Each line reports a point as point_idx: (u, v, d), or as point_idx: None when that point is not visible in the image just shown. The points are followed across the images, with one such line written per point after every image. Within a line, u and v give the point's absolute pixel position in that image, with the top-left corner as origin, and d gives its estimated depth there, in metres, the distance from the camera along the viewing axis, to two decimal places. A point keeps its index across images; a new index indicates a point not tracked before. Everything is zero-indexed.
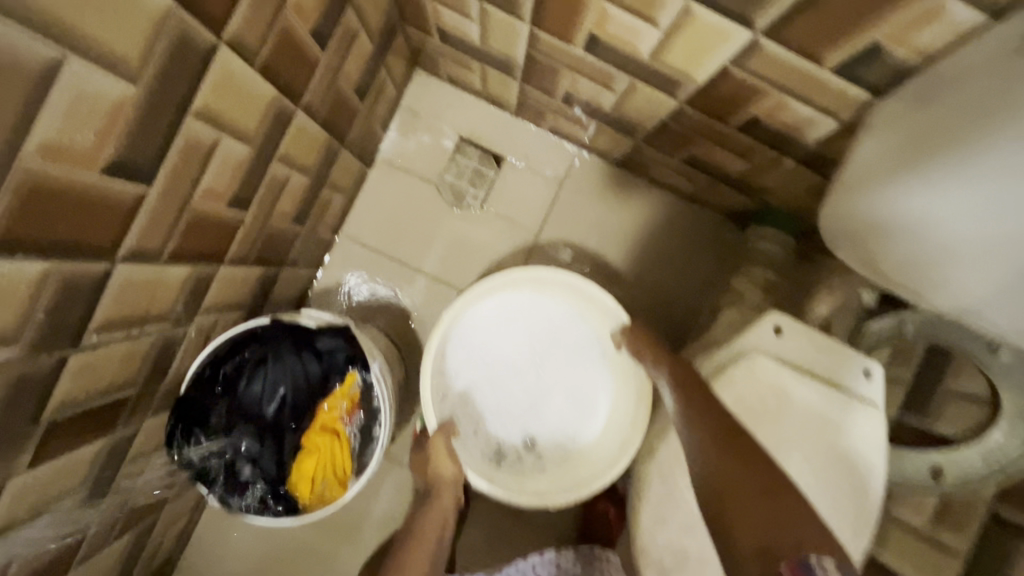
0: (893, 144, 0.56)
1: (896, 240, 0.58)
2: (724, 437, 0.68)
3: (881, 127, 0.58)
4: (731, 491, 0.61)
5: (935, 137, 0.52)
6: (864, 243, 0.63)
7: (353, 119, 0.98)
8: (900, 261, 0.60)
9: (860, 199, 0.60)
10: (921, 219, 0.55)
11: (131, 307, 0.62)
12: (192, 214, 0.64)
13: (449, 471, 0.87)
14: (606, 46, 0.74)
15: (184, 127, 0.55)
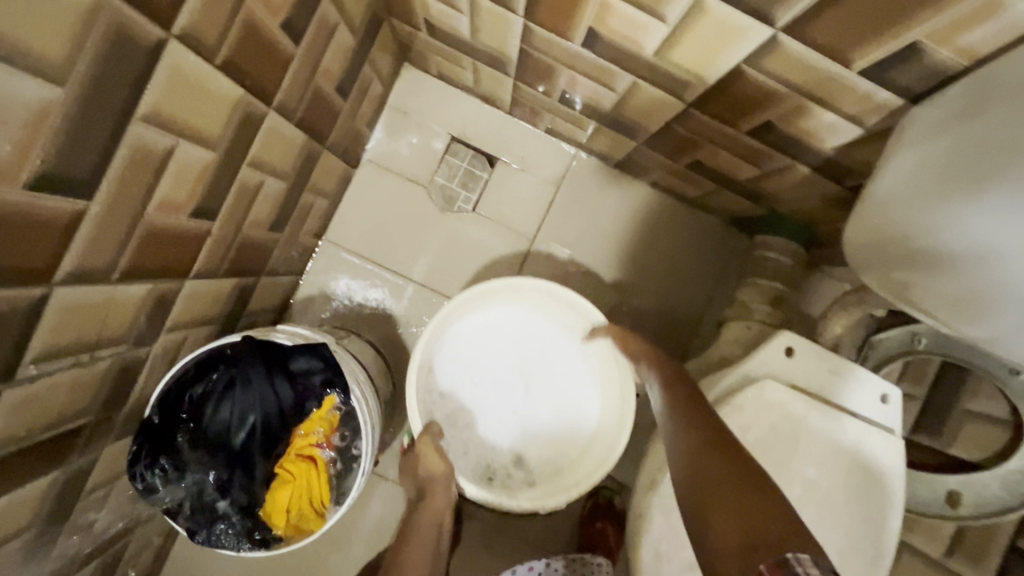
0: (939, 160, 0.50)
1: (927, 266, 0.53)
2: (702, 436, 0.62)
3: (926, 140, 0.51)
4: (710, 492, 0.55)
5: (987, 157, 0.45)
6: (894, 264, 0.57)
7: (335, 118, 0.92)
8: (940, 297, 0.54)
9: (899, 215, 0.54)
10: (962, 248, 0.49)
11: (78, 331, 0.56)
12: (147, 227, 0.58)
13: (438, 468, 0.81)
14: (607, 42, 0.67)
15: (129, 134, 0.49)
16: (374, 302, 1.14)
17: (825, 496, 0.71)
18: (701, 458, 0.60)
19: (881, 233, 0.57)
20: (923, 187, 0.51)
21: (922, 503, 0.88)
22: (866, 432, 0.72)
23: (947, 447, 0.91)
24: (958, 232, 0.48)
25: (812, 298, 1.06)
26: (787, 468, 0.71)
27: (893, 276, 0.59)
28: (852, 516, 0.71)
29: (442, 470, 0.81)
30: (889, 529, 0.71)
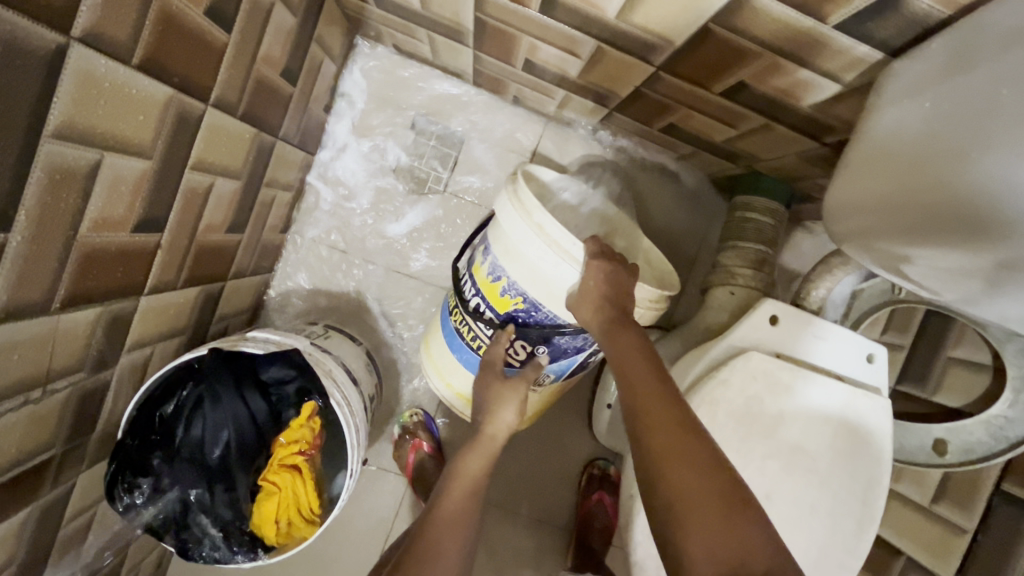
0: (920, 111, 0.46)
1: (899, 217, 0.49)
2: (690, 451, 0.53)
3: (908, 91, 0.47)
4: (691, 503, 0.50)
5: (973, 103, 0.41)
6: (871, 220, 0.54)
7: (285, 106, 0.86)
8: (925, 267, 0.50)
9: (881, 169, 0.51)
10: (941, 203, 0.44)
11: (23, 367, 0.52)
12: (84, 249, 0.54)
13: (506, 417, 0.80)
14: (565, 6, 0.62)
15: (41, 155, 0.45)
16: (351, 294, 1.11)
17: (812, 461, 0.71)
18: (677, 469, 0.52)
19: (863, 198, 0.54)
20: (898, 150, 0.48)
21: (910, 452, 0.90)
22: (853, 393, 0.71)
23: (931, 397, 0.91)
24: (936, 183, 0.44)
25: (795, 256, 1.05)
26: (777, 436, 0.71)
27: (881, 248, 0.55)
28: (839, 478, 0.71)
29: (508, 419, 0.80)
30: (877, 486, 0.71)
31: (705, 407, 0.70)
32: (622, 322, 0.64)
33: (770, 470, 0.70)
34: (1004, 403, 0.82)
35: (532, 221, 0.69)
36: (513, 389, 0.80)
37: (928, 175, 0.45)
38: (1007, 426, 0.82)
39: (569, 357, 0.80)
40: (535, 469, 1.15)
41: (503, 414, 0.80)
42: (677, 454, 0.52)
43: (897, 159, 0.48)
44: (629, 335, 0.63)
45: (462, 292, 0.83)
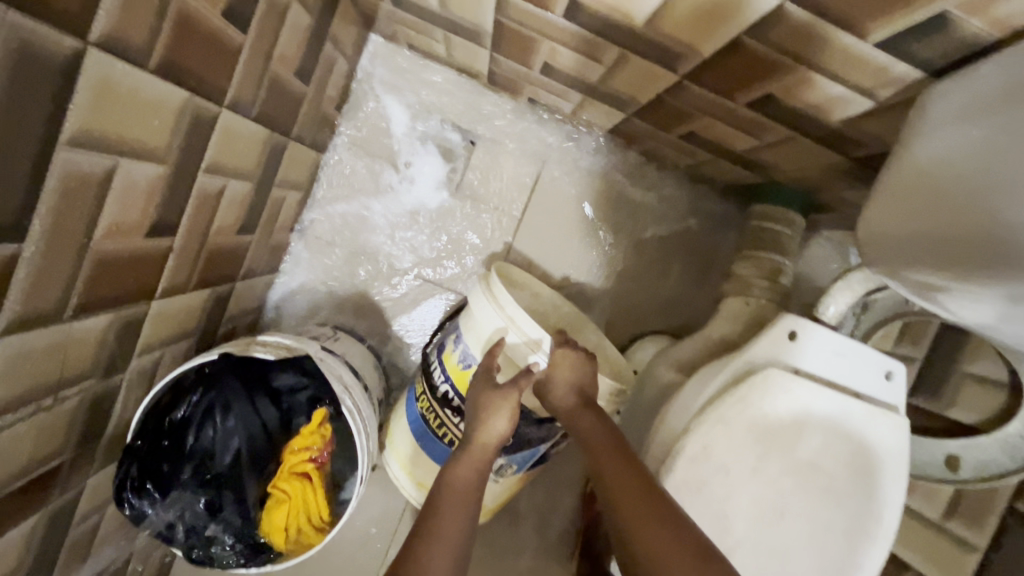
0: (968, 141, 0.45)
1: (939, 250, 0.47)
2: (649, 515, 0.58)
3: (951, 121, 0.46)
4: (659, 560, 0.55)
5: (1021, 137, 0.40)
6: (907, 252, 0.52)
7: (298, 106, 0.84)
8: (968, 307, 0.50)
9: (920, 200, 0.50)
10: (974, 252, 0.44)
11: (36, 375, 0.52)
12: (97, 256, 0.53)
13: (500, 426, 0.71)
14: (591, 13, 0.61)
15: (57, 161, 0.43)
16: (360, 296, 1.09)
17: (830, 477, 0.70)
18: (643, 527, 0.57)
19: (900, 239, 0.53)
20: (924, 192, 0.49)
21: (921, 466, 0.89)
22: (874, 411, 0.70)
23: (945, 410, 0.91)
24: (967, 224, 0.44)
25: (810, 265, 1.03)
26: (791, 452, 0.70)
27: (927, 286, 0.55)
28: (854, 497, 0.70)
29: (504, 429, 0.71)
30: (893, 507, 0.70)
31: (724, 423, 0.69)
32: (585, 404, 0.70)
33: (783, 487, 0.70)
34: (1019, 422, 0.81)
35: (506, 314, 0.77)
36: (506, 396, 0.72)
37: (973, 206, 0.43)
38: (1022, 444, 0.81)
39: (534, 445, 0.82)
40: (544, 478, 1.13)
41: (494, 423, 0.71)
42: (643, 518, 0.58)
43: (938, 191, 0.47)
44: (590, 417, 0.68)
45: (432, 377, 0.86)
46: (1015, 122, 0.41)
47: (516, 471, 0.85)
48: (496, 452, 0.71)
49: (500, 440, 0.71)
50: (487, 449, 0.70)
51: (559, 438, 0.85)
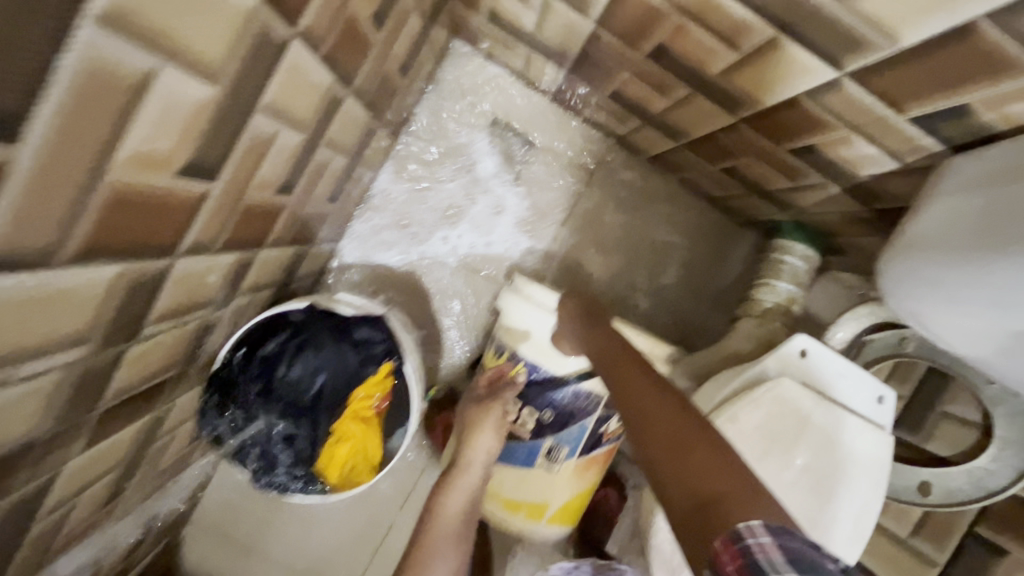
0: (960, 217, 0.56)
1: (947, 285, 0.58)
2: (662, 403, 0.63)
3: (949, 198, 0.58)
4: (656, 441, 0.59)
5: (1000, 221, 0.52)
6: (909, 286, 0.64)
7: (393, 96, 0.95)
8: (951, 334, 0.63)
9: (915, 255, 0.62)
10: (980, 240, 0.54)
11: (183, 295, 0.61)
12: (246, 202, 0.63)
13: (485, 443, 0.92)
14: (674, 58, 0.72)
15: (251, 122, 0.53)
16: (409, 274, 1.19)
17: (829, 478, 0.80)
18: (647, 420, 0.62)
19: (906, 280, 0.63)
20: (914, 239, 0.63)
21: (896, 489, 0.98)
22: (867, 422, 0.81)
23: (925, 443, 1.02)
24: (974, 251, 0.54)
25: (818, 301, 1.15)
26: (793, 453, 0.80)
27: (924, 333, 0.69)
28: (841, 498, 0.80)
29: (492, 447, 0.92)
30: (871, 510, 0.81)
31: (735, 422, 0.80)
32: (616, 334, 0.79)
33: (782, 483, 0.79)
34: (989, 456, 0.91)
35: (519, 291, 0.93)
36: (488, 412, 0.93)
37: (982, 249, 0.53)
38: (987, 476, 0.91)
39: (576, 420, 0.94)
40: None
41: (482, 442, 0.92)
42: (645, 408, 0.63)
43: (931, 253, 0.59)
44: (613, 338, 0.77)
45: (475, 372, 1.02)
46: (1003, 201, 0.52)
47: (569, 454, 0.95)
48: (485, 463, 0.92)
49: (488, 453, 0.92)
50: (472, 464, 0.91)
51: (603, 415, 0.95)
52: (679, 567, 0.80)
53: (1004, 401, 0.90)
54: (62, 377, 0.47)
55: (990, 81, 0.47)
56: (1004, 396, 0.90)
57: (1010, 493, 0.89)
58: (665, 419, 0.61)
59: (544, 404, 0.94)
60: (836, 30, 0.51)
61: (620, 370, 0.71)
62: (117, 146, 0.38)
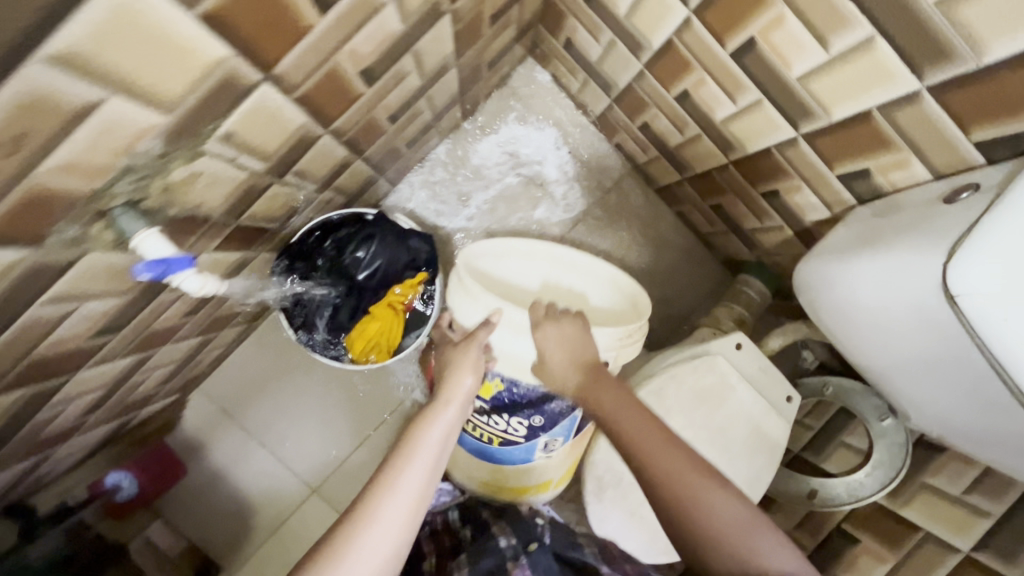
0: (866, 233, 0.77)
1: (862, 287, 0.74)
2: (682, 473, 0.75)
3: (868, 222, 0.79)
4: (695, 513, 0.73)
5: (891, 231, 0.72)
6: (830, 284, 0.79)
7: (476, 81, 1.21)
8: (853, 332, 0.82)
9: (835, 259, 0.79)
10: (881, 241, 0.72)
11: (311, 165, 0.84)
12: (372, 114, 0.87)
13: (467, 383, 0.87)
14: (692, 102, 0.98)
15: (404, 58, 0.78)
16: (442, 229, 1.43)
17: (735, 442, 1.03)
18: (678, 495, 0.74)
19: (828, 278, 0.80)
20: (833, 246, 0.81)
21: (790, 495, 1.18)
22: (773, 408, 1.05)
23: (820, 463, 1.24)
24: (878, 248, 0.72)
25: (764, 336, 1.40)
26: (712, 416, 1.03)
27: (835, 330, 0.85)
28: (740, 462, 1.03)
29: (468, 386, 0.86)
30: (760, 477, 1.03)
31: (673, 378, 1.04)
32: (604, 381, 0.86)
33: (698, 437, 1.02)
34: (863, 472, 1.12)
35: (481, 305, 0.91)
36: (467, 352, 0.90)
37: (886, 253, 0.70)
38: (859, 487, 1.12)
39: (567, 417, 0.99)
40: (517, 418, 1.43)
41: (461, 379, 0.87)
42: (671, 478, 0.75)
43: (846, 254, 0.77)
44: (607, 386, 0.85)
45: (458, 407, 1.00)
46: (901, 221, 0.71)
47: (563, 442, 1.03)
48: (462, 404, 0.84)
49: (465, 392, 0.86)
50: (451, 403, 0.83)
51: None
52: (607, 484, 1.01)
53: (888, 434, 1.13)
54: (246, 181, 0.69)
55: (883, 153, 0.73)
56: (889, 430, 1.13)
57: (873, 500, 1.11)
58: (698, 497, 0.73)
59: (535, 413, 0.98)
60: (797, 101, 0.77)
61: (627, 435, 0.80)
62: (348, 42, 0.62)
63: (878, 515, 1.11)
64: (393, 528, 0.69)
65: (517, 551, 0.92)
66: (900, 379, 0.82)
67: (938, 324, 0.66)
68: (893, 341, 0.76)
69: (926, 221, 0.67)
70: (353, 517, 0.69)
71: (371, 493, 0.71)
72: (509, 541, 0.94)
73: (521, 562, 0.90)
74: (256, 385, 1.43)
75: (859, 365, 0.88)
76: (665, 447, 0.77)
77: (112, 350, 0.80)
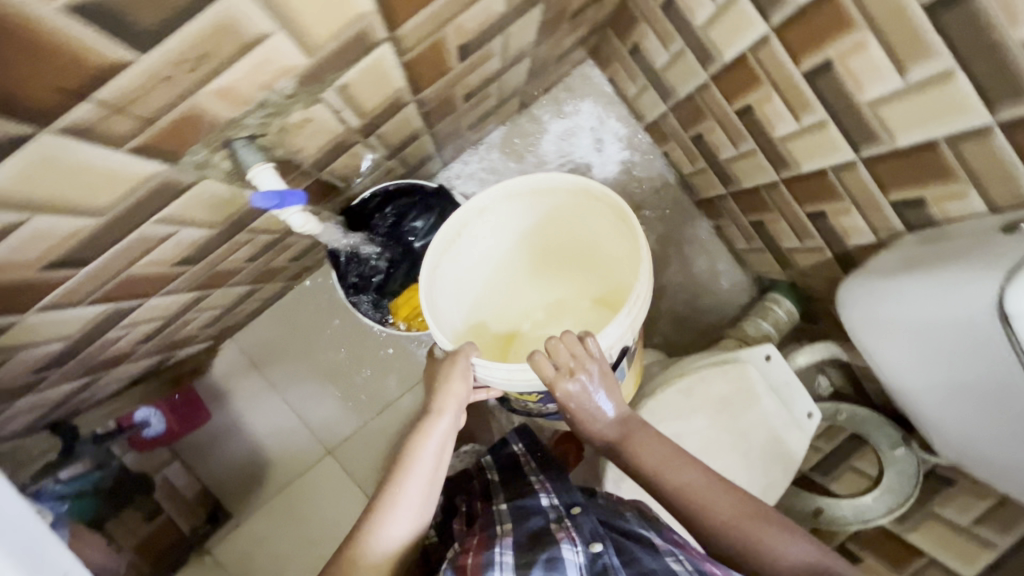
0: (918, 255, 0.80)
1: (911, 306, 0.77)
2: (719, 493, 0.82)
3: (918, 247, 0.82)
4: (741, 526, 0.79)
5: (946, 253, 0.75)
6: (879, 301, 0.82)
7: (542, 74, 1.25)
8: (893, 348, 0.85)
9: (886, 278, 0.81)
10: (936, 262, 0.75)
11: (389, 130, 0.88)
12: (452, 90, 0.91)
13: (461, 389, 0.88)
14: (753, 117, 1.02)
15: (494, 38, 0.82)
16: None
17: (754, 448, 1.06)
18: (723, 515, 0.80)
19: (877, 297, 0.83)
20: (883, 266, 0.84)
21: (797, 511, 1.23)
22: (794, 422, 1.09)
23: (828, 483, 1.28)
24: (933, 270, 0.74)
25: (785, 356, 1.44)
26: (735, 421, 1.06)
27: (874, 346, 0.88)
28: (757, 469, 1.06)
29: (461, 393, 0.89)
30: (775, 486, 1.06)
31: (703, 380, 1.07)
32: (635, 426, 0.91)
33: (720, 440, 1.06)
34: (870, 496, 1.16)
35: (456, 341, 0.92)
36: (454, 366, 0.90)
37: (940, 277, 0.73)
38: (866, 510, 1.16)
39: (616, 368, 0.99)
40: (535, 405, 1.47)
41: (452, 388, 0.89)
42: (712, 500, 0.81)
43: (898, 272, 0.80)
44: (642, 431, 0.90)
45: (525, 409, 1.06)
46: (956, 246, 0.74)
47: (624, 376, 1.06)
48: (459, 409, 0.89)
49: (458, 400, 0.89)
50: (445, 412, 0.88)
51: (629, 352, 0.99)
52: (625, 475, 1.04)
53: (899, 462, 1.17)
54: (340, 135, 0.74)
55: (942, 184, 0.76)
56: (900, 459, 1.17)
57: (878, 524, 1.14)
58: (742, 515, 0.79)
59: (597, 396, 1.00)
60: (863, 124, 0.81)
61: (662, 473, 0.85)
62: (458, 14, 0.66)
63: (882, 538, 1.14)
64: (396, 534, 0.79)
65: (561, 513, 0.86)
66: (932, 398, 0.86)
67: (986, 348, 0.70)
68: (934, 360, 0.80)
69: (983, 247, 0.70)
70: (358, 532, 0.79)
71: (375, 509, 0.80)
72: (552, 501, 0.88)
73: (566, 524, 0.82)
74: (286, 342, 1.47)
75: (891, 382, 0.92)
76: (698, 475, 0.84)
77: (182, 282, 0.84)
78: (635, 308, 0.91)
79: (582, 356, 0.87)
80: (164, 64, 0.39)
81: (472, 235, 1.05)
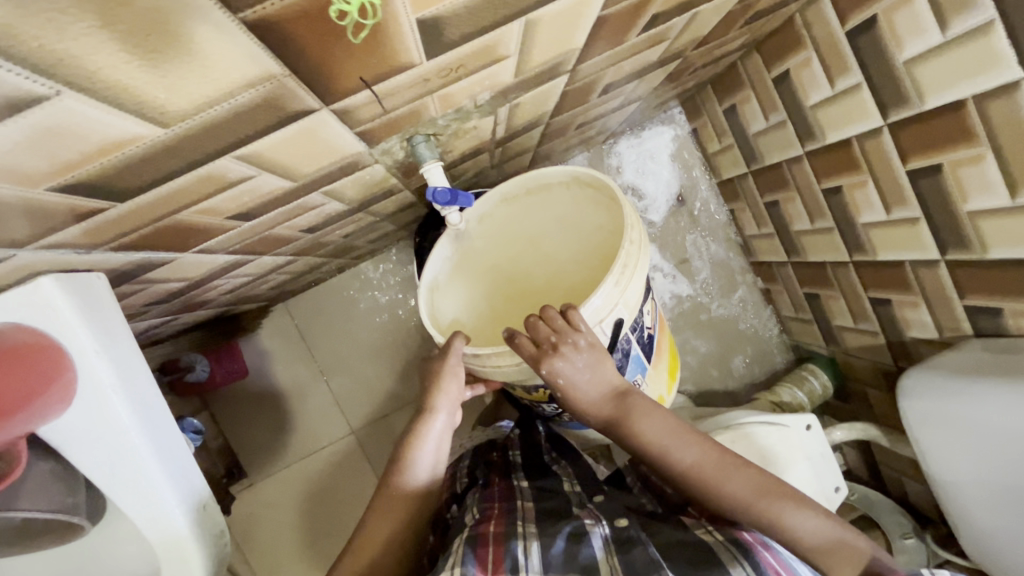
0: (983, 360, 0.86)
1: (975, 409, 0.83)
2: (728, 469, 0.81)
3: (982, 352, 0.87)
4: (756, 501, 0.78)
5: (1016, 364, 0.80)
6: (941, 405, 0.88)
7: (638, 115, 1.30)
8: (943, 444, 0.91)
9: (948, 379, 0.87)
10: (1007, 372, 0.81)
11: (511, 144, 0.93)
12: (575, 119, 0.95)
13: (453, 389, 0.91)
14: (839, 199, 1.08)
15: (632, 81, 0.87)
16: None
17: None
18: (738, 490, 0.79)
19: (937, 396, 0.88)
20: (947, 365, 0.90)
21: None
22: (823, 494, 1.12)
23: None
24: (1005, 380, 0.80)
25: None
26: None
27: (924, 437, 0.93)
28: None
29: (452, 392, 0.91)
30: None
31: (747, 436, 1.10)
32: (628, 400, 0.87)
33: None
34: None
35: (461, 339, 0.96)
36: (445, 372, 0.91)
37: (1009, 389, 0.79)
38: None
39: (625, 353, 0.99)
40: None
41: (447, 387, 0.91)
42: (724, 474, 0.80)
43: (963, 377, 0.86)
44: (638, 403, 0.87)
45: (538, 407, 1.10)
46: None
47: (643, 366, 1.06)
48: (453, 404, 0.92)
49: (454, 397, 0.92)
50: (438, 411, 0.90)
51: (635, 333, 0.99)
52: None
53: (907, 551, 1.20)
54: (482, 144, 0.78)
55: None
56: (909, 548, 1.21)
57: None
58: (755, 490, 0.79)
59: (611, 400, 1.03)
60: (957, 229, 0.86)
61: (670, 448, 0.84)
62: (625, 58, 0.70)
63: None
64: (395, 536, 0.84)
65: (583, 499, 0.92)
66: (969, 494, 0.91)
67: None
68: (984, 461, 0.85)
69: None
70: (357, 544, 0.84)
71: (376, 516, 0.85)
72: (575, 492, 0.95)
73: (589, 508, 0.87)
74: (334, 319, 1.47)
75: (930, 471, 0.97)
76: (705, 451, 0.82)
77: (290, 247, 0.88)
78: (623, 277, 0.89)
79: (563, 329, 0.83)
80: (432, 69, 0.43)
81: (477, 239, 1.08)
